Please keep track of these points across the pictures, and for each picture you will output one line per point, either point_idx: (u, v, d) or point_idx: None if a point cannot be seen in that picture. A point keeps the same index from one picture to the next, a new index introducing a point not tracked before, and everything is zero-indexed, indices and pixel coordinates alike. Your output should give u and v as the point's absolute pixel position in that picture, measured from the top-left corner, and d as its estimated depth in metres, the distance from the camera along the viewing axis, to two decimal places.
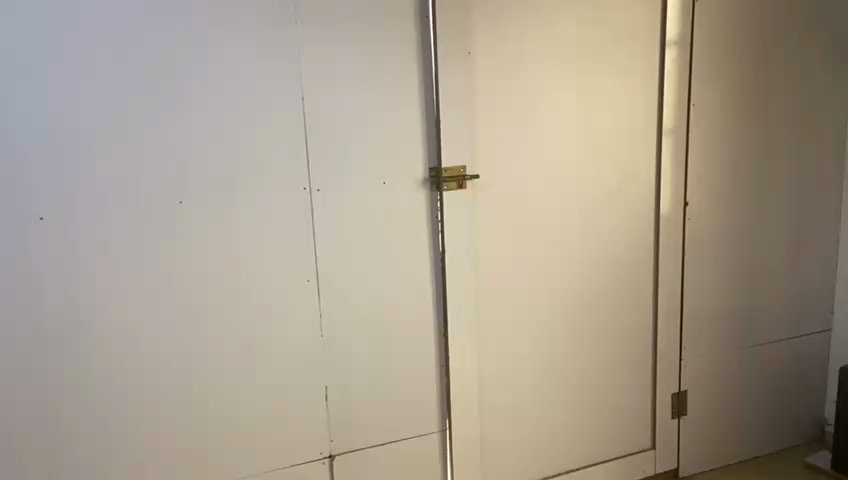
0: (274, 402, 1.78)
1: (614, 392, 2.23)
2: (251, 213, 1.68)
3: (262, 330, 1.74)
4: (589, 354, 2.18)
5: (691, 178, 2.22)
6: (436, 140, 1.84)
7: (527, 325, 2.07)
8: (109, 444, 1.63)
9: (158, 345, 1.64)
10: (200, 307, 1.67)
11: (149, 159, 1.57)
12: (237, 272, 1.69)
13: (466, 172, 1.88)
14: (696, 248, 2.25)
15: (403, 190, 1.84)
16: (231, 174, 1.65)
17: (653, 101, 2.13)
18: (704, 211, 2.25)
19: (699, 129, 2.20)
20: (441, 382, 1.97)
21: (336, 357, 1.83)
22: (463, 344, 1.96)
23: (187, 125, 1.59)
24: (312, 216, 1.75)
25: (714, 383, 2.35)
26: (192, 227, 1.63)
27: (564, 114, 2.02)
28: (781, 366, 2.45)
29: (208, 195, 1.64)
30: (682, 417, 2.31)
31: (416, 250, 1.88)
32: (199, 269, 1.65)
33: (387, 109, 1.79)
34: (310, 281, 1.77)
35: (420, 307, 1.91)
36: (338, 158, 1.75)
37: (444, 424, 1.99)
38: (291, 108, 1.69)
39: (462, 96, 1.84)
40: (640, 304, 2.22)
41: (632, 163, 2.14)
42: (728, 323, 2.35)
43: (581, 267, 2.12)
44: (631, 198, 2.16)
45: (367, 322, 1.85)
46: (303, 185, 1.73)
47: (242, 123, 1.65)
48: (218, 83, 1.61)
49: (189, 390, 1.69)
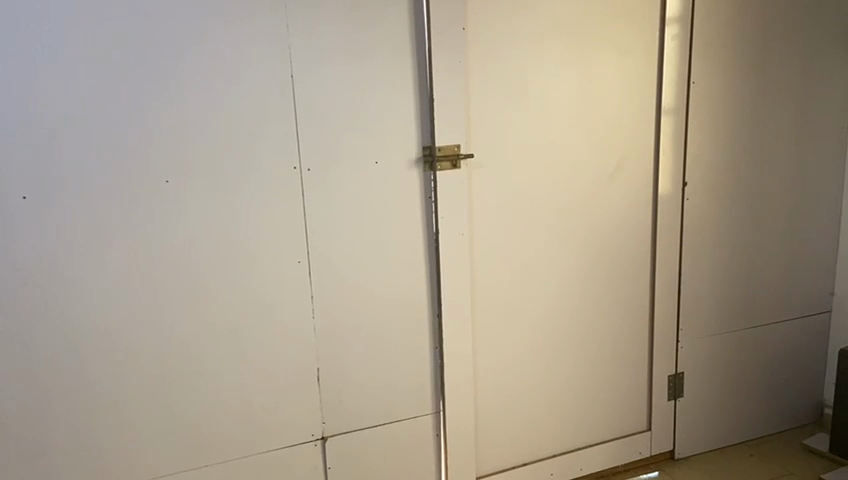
0: (266, 383, 1.77)
1: (610, 373, 2.21)
2: (239, 193, 1.66)
3: (252, 312, 1.72)
4: (586, 336, 2.16)
5: (690, 158, 2.18)
6: (429, 119, 1.81)
7: (521, 306, 2.05)
8: (98, 424, 1.62)
9: (147, 328, 1.62)
10: (189, 289, 1.65)
11: (135, 138, 1.53)
12: (227, 253, 1.67)
13: (460, 151, 1.85)
14: (695, 229, 2.22)
15: (396, 170, 1.81)
16: (220, 152, 1.62)
17: (651, 79, 2.09)
18: (703, 192, 2.22)
19: (699, 108, 2.16)
20: (435, 364, 1.95)
21: (328, 339, 1.81)
22: (458, 326, 1.94)
23: (173, 102, 1.55)
24: (303, 197, 1.72)
25: (711, 365, 2.33)
26: (181, 208, 1.60)
27: (561, 93, 1.98)
28: (779, 348, 2.43)
29: (196, 174, 1.60)
30: (678, 399, 2.29)
31: (409, 231, 1.85)
32: (187, 252, 1.63)
33: (380, 86, 1.75)
34: (301, 263, 1.75)
35: (413, 288, 1.89)
36: (329, 138, 1.72)
37: (438, 407, 1.97)
38: (280, 86, 1.65)
39: (456, 74, 1.80)
40: (638, 286, 2.20)
41: (630, 142, 2.10)
42: (726, 305, 2.32)
43: (577, 249, 2.09)
44: (629, 178, 2.12)
45: (360, 304, 1.83)
46: (293, 165, 1.70)
47: (230, 102, 1.61)
48: (205, 60, 1.57)
49: (178, 370, 1.67)
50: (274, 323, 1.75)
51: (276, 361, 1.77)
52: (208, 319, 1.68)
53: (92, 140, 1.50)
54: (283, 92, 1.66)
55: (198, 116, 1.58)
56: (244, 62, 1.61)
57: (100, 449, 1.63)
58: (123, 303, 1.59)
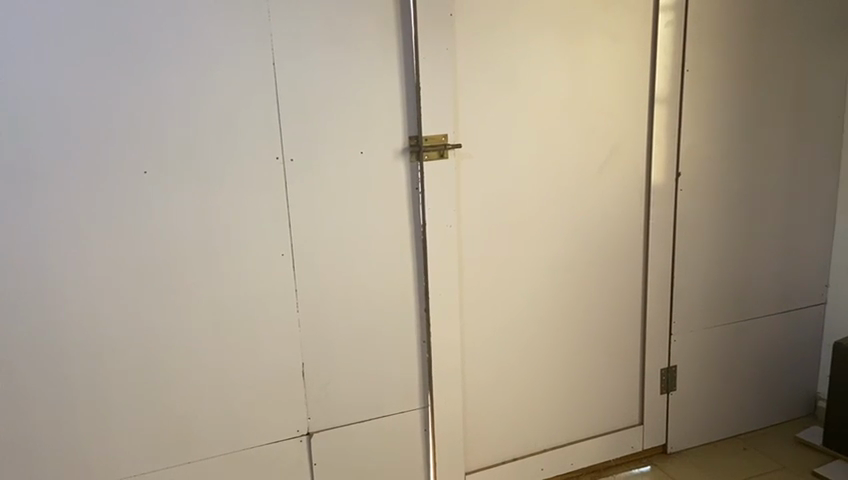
0: (250, 377, 1.74)
1: (602, 366, 2.18)
2: (220, 185, 1.61)
3: (234, 306, 1.68)
4: (577, 330, 2.13)
5: (684, 148, 2.14)
6: (416, 108, 1.77)
7: (511, 299, 2.02)
8: (77, 421, 1.58)
9: (127, 323, 1.58)
10: (169, 284, 1.61)
11: (113, 129, 1.49)
12: (207, 246, 1.63)
13: (447, 140, 1.80)
14: (689, 220, 2.19)
15: (382, 160, 1.76)
16: (201, 143, 1.58)
17: (644, 67, 2.04)
18: (697, 183, 2.18)
19: (693, 96, 2.12)
20: (423, 357, 1.92)
21: (312, 332, 1.78)
22: (446, 319, 1.91)
23: (152, 91, 1.51)
24: (286, 187, 1.68)
25: (705, 358, 2.30)
26: (161, 200, 1.56)
27: (551, 81, 1.93)
28: (773, 340, 2.39)
29: (176, 165, 1.56)
30: (671, 392, 2.26)
31: (396, 222, 1.82)
32: (167, 245, 1.59)
33: (365, 74, 1.70)
34: (285, 255, 1.71)
35: (400, 281, 1.85)
36: (312, 127, 1.67)
37: (426, 401, 1.94)
38: (262, 74, 1.60)
39: (444, 61, 1.75)
40: (630, 278, 2.16)
41: (623, 132, 2.06)
42: (719, 297, 2.29)
43: (568, 241, 2.06)
44: (621, 169, 2.08)
45: (345, 297, 1.80)
46: (276, 155, 1.65)
47: (210, 91, 1.56)
48: (184, 47, 1.52)
49: (159, 366, 1.63)
50: (258, 316, 1.71)
51: (260, 356, 1.74)
52: (189, 314, 1.64)
53: (67, 130, 1.45)
54: (265, 81, 1.61)
55: (178, 105, 1.54)
56: (225, 50, 1.56)
57: (79, 448, 1.60)
58: (100, 298, 1.55)
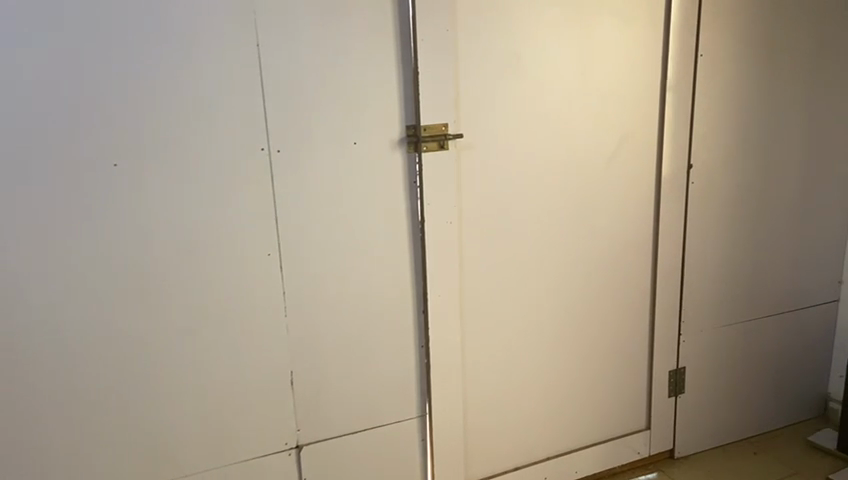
0: (235, 385, 1.63)
1: (608, 369, 2.07)
2: (198, 178, 1.48)
3: (217, 310, 1.56)
4: (581, 330, 2.02)
5: (695, 139, 2.01)
6: (413, 94, 1.63)
7: (514, 299, 1.90)
8: (48, 436, 1.47)
9: (98, 328, 1.46)
10: (144, 286, 1.48)
11: (78, 116, 1.35)
12: (185, 245, 1.50)
13: (448, 130, 1.67)
14: (700, 215, 2.07)
15: (377, 151, 1.63)
16: (177, 132, 1.44)
17: (656, 52, 1.91)
18: (709, 175, 2.06)
19: (706, 82, 1.99)
20: (420, 363, 1.81)
21: (301, 338, 1.66)
22: (445, 321, 1.79)
23: (121, 74, 1.36)
24: (273, 181, 1.54)
25: (715, 359, 2.19)
26: (133, 195, 1.43)
27: (558, 66, 1.80)
28: (784, 340, 2.29)
29: (149, 157, 1.42)
30: (679, 395, 2.16)
31: (393, 219, 1.69)
32: (141, 243, 1.46)
33: (358, 57, 1.56)
34: (271, 256, 1.59)
35: (397, 282, 1.73)
36: (300, 116, 1.53)
37: (423, 409, 1.84)
38: (244, 56, 1.46)
39: (444, 44, 1.61)
40: (637, 277, 2.05)
41: (632, 121, 1.94)
42: (730, 295, 2.18)
43: (573, 236, 1.94)
44: (630, 160, 1.96)
45: (337, 300, 1.67)
46: (261, 146, 1.52)
47: (188, 77, 1.42)
48: (155, 25, 1.37)
49: (136, 375, 1.52)
50: (243, 320, 1.59)
51: (246, 363, 1.63)
52: (167, 318, 1.52)
53: (27, 117, 1.32)
54: (247, 64, 1.46)
55: (150, 90, 1.40)
56: (202, 29, 1.41)
57: (49, 460, 1.48)
58: (68, 301, 1.42)
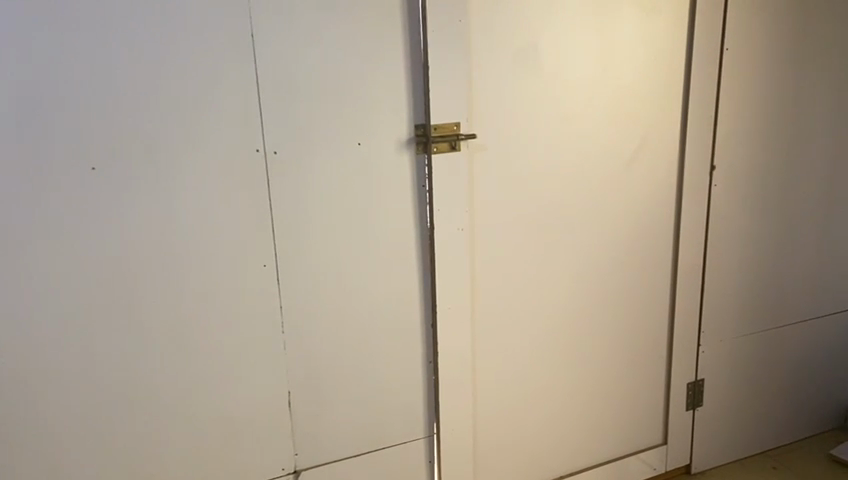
0: (230, 403, 1.53)
1: (625, 382, 1.97)
2: (183, 182, 1.37)
3: (212, 325, 1.47)
4: (597, 342, 1.90)
5: (720, 138, 1.89)
6: (423, 91, 1.52)
7: (528, 310, 1.79)
8: (25, 460, 1.37)
9: (78, 343, 1.36)
10: (129, 298, 1.38)
11: (50, 115, 1.24)
12: (174, 253, 1.40)
13: (460, 130, 1.56)
14: (723, 220, 1.96)
15: (383, 153, 1.53)
16: (160, 133, 1.33)
17: (681, 45, 1.78)
18: (733, 177, 1.94)
19: (732, 78, 1.86)
20: (428, 380, 1.72)
21: (301, 351, 1.57)
22: (454, 333, 1.69)
23: (98, 71, 1.26)
24: (269, 185, 1.44)
25: (734, 370, 2.09)
26: (113, 200, 1.32)
27: (577, 60, 1.67)
28: (805, 348, 2.19)
29: (131, 159, 1.32)
30: (697, 408, 2.05)
31: (400, 226, 1.59)
32: (123, 252, 1.35)
33: (362, 51, 1.46)
34: (267, 266, 1.48)
35: (403, 292, 1.64)
36: (299, 113, 1.43)
37: (431, 429, 1.75)
38: (235, 52, 1.35)
39: (455, 35, 1.50)
40: (657, 285, 1.93)
41: (655, 119, 1.81)
42: (752, 303, 2.07)
43: (590, 243, 1.81)
44: (652, 162, 1.83)
45: (338, 310, 1.58)
46: (257, 146, 1.42)
47: (174, 71, 1.31)
48: (136, 19, 1.26)
49: (120, 393, 1.42)
50: (237, 334, 1.50)
51: (243, 380, 1.53)
52: (155, 332, 1.42)
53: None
54: (239, 59, 1.36)
55: (130, 88, 1.29)
56: (187, 23, 1.30)
57: None
58: (46, 314, 1.32)
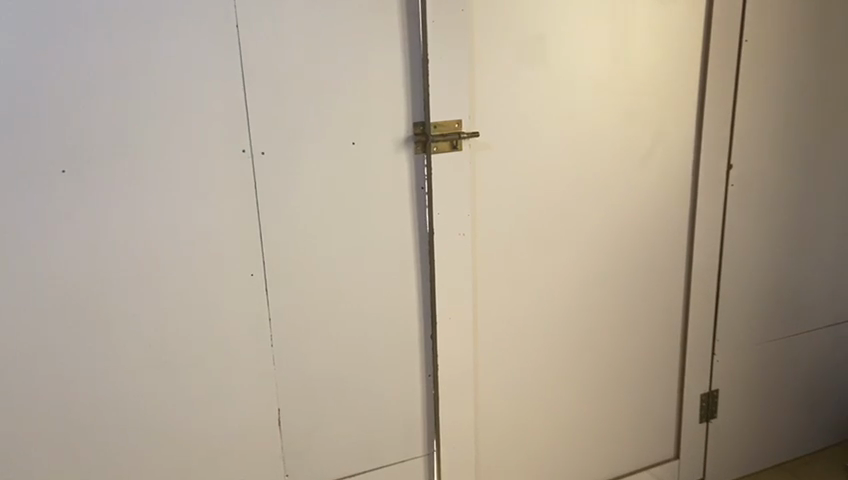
0: (218, 421, 1.45)
1: (634, 394, 1.88)
2: (161, 184, 1.28)
3: (196, 338, 1.38)
4: (562, 376, 1.78)
5: (738, 136, 1.78)
6: (422, 86, 1.42)
7: (533, 319, 1.69)
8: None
9: (51, 356, 1.28)
10: (106, 309, 1.30)
11: (15, 114, 1.15)
12: (152, 261, 1.31)
13: (462, 128, 1.46)
14: (740, 223, 1.86)
15: (380, 154, 1.43)
16: (133, 131, 1.23)
17: (698, 37, 1.67)
18: (751, 177, 1.83)
19: (752, 71, 1.75)
20: (427, 394, 1.63)
21: (292, 364, 1.48)
22: (456, 345, 1.60)
23: (64, 65, 1.16)
24: (257, 189, 1.35)
25: (748, 380, 2.01)
26: (84, 204, 1.23)
27: (586, 52, 1.56)
28: (824, 356, 2.09)
29: (104, 160, 1.23)
30: (710, 420, 1.98)
31: (397, 232, 1.49)
32: (98, 260, 1.27)
33: (357, 43, 1.36)
34: (255, 276, 1.40)
35: (401, 302, 1.54)
36: (288, 111, 1.34)
37: (430, 447, 1.67)
38: (216, 45, 1.26)
39: (456, 26, 1.40)
40: (669, 292, 1.84)
41: (669, 116, 1.70)
42: (768, 309, 1.97)
43: (566, 265, 1.69)
44: (665, 162, 1.73)
45: (332, 321, 1.49)
46: (242, 147, 1.32)
47: (150, 65, 1.22)
48: (104, 7, 1.16)
49: (99, 411, 1.34)
50: (224, 348, 1.41)
51: (231, 396, 1.45)
52: (134, 346, 1.34)
53: None
54: (220, 53, 1.26)
55: (99, 83, 1.19)
56: (161, 12, 1.20)
57: None
58: (19, 328, 1.24)
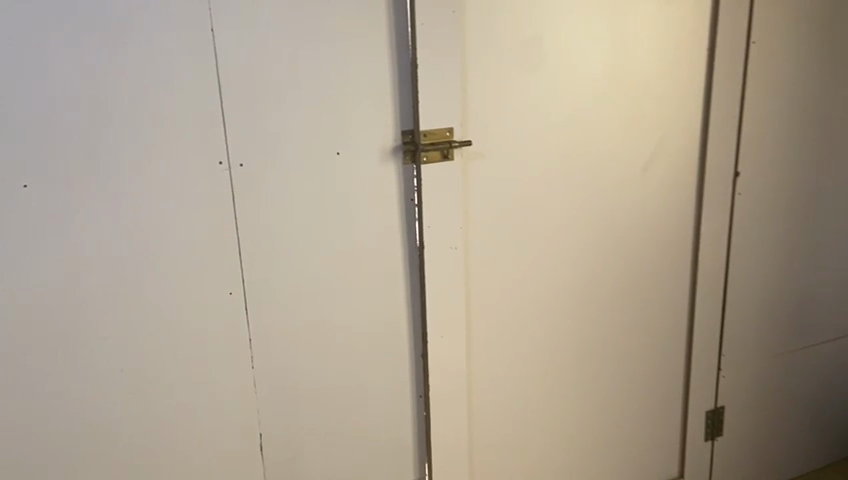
0: (199, 446, 1.38)
1: (636, 413, 1.81)
2: (134, 200, 1.21)
3: (174, 359, 1.32)
4: (561, 395, 1.70)
5: (745, 142, 1.71)
6: (411, 93, 1.35)
7: (529, 336, 1.62)
8: None
9: (18, 379, 1.21)
10: (75, 330, 1.23)
11: None
12: (125, 281, 1.24)
13: (453, 137, 1.38)
14: (746, 233, 1.78)
15: (365, 164, 1.36)
16: (103, 144, 1.17)
17: (702, 39, 1.60)
18: (758, 185, 1.76)
19: (759, 75, 1.67)
20: (419, 415, 1.56)
21: (277, 386, 1.41)
22: (449, 363, 1.53)
23: (26, 73, 1.10)
24: (235, 203, 1.28)
25: (754, 396, 1.94)
26: (53, 221, 1.17)
27: (585, 57, 1.49)
28: (832, 369, 2.02)
29: (70, 173, 1.16)
30: (716, 438, 1.91)
31: (385, 246, 1.42)
32: (68, 280, 1.20)
33: (341, 48, 1.28)
34: (234, 294, 1.33)
35: (389, 319, 1.47)
36: (268, 120, 1.27)
37: (422, 471, 1.60)
38: (191, 52, 1.19)
39: (447, 29, 1.32)
40: (672, 306, 1.77)
41: (673, 123, 1.63)
42: (774, 322, 1.90)
43: (557, 264, 1.60)
44: (669, 171, 1.66)
45: (316, 340, 1.42)
46: (220, 159, 1.25)
47: (118, 72, 1.15)
48: (68, 14, 1.10)
49: (71, 437, 1.28)
50: (203, 370, 1.35)
51: (212, 420, 1.38)
52: (107, 368, 1.27)
53: None
54: (196, 60, 1.19)
55: (65, 93, 1.13)
56: (129, 17, 1.14)
57: None
58: None
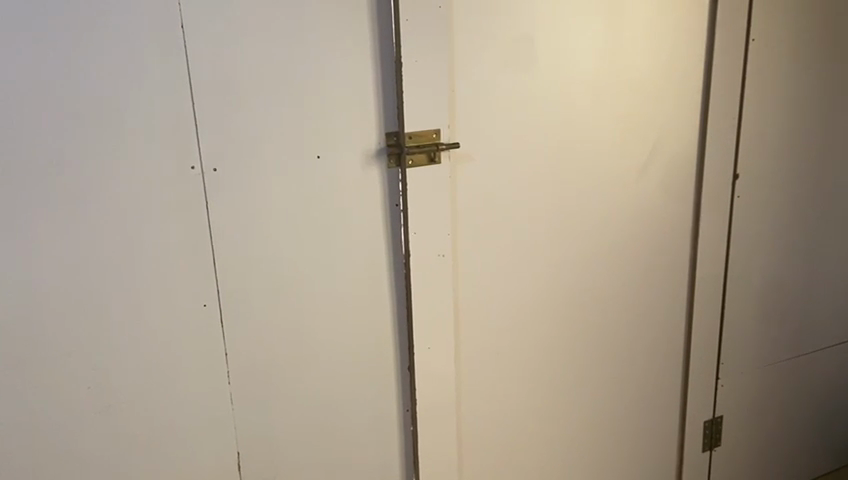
0: (176, 467, 1.31)
1: (633, 423, 1.75)
2: (100, 208, 1.14)
3: (147, 376, 1.24)
4: (554, 406, 1.64)
5: (744, 143, 1.65)
6: (395, 93, 1.28)
7: (522, 346, 1.56)
8: None
9: None
10: (39, 348, 1.15)
11: None
12: (91, 293, 1.17)
13: (440, 139, 1.32)
14: (744, 237, 1.73)
15: (347, 168, 1.29)
16: (64, 148, 1.09)
17: (699, 37, 1.54)
18: (757, 187, 1.70)
19: (759, 73, 1.61)
20: (407, 430, 1.50)
21: (257, 401, 1.35)
22: (438, 376, 1.47)
23: None
24: (209, 210, 1.21)
25: (753, 404, 1.88)
26: (12, 233, 1.09)
27: (579, 54, 1.42)
28: (831, 374, 1.97)
29: (30, 181, 1.08)
30: (714, 448, 1.86)
31: (369, 254, 1.35)
32: (31, 295, 1.13)
33: (320, 46, 1.21)
34: (209, 306, 1.26)
35: (374, 329, 1.41)
36: (243, 122, 1.19)
37: None
38: (160, 48, 1.11)
39: (433, 25, 1.25)
40: (669, 313, 1.71)
41: (669, 124, 1.57)
42: (773, 328, 1.85)
43: (550, 271, 1.53)
44: (666, 174, 1.60)
45: (298, 352, 1.35)
46: (191, 164, 1.18)
47: (81, 72, 1.07)
48: (24, 5, 1.02)
49: (38, 461, 1.20)
50: (178, 387, 1.28)
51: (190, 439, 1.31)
52: (75, 387, 1.19)
53: None
54: (165, 56, 1.12)
55: (22, 93, 1.05)
56: (92, 10, 1.06)
57: None
58: None
